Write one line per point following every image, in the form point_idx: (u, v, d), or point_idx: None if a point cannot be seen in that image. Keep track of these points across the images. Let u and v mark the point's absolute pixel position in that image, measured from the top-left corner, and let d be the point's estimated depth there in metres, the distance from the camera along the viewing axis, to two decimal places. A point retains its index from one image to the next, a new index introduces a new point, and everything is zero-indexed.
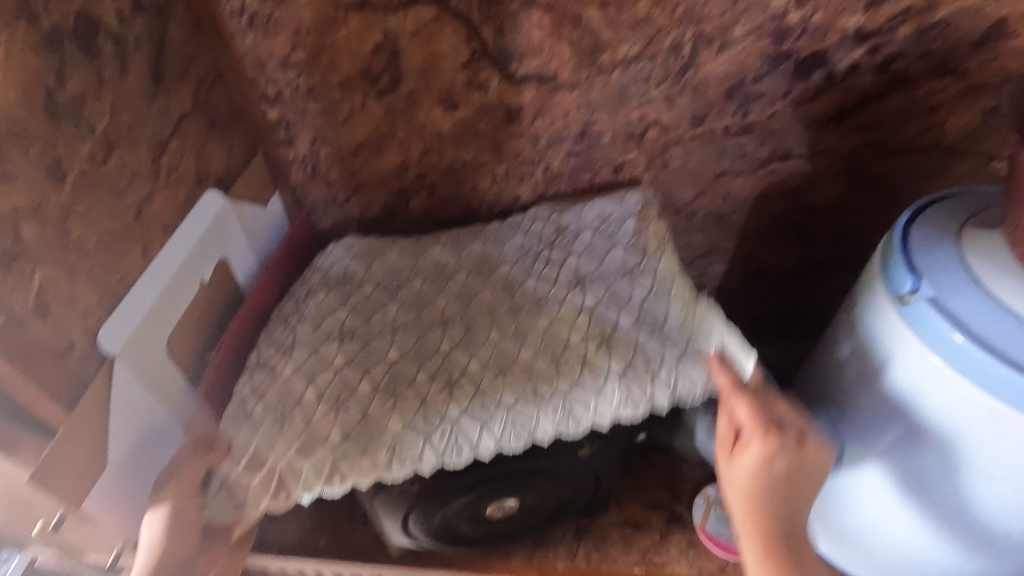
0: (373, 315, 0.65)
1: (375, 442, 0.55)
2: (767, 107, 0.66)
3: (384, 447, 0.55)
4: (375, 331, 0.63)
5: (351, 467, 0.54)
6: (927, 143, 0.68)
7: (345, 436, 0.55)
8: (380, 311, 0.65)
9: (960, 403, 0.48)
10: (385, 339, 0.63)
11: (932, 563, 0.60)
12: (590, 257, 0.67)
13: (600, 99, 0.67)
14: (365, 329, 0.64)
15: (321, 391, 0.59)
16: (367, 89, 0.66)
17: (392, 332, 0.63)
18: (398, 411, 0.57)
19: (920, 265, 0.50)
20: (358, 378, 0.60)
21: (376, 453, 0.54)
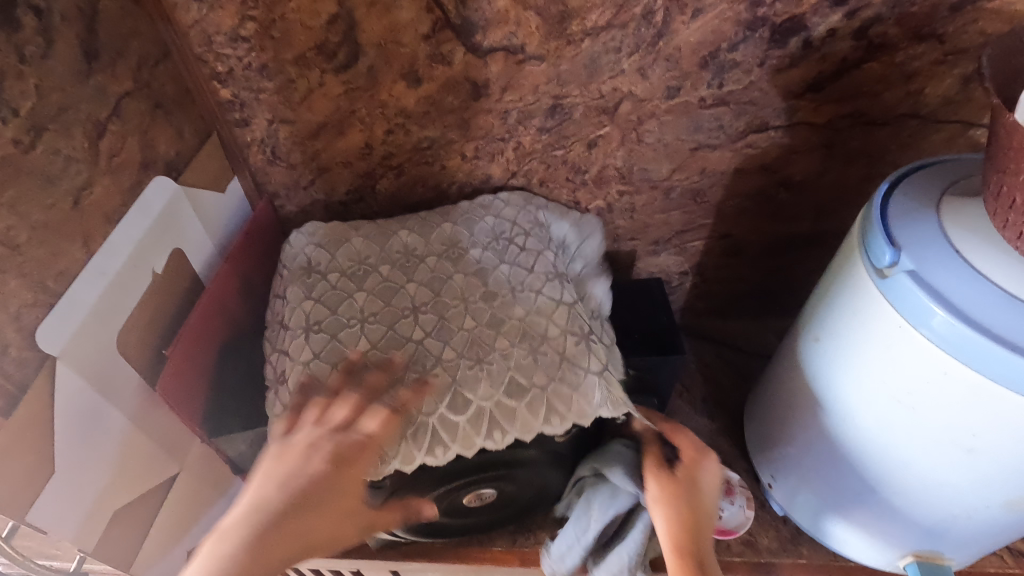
0: (339, 305, 0.62)
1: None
2: (743, 77, 0.64)
3: None
4: (343, 322, 0.60)
5: None
6: (905, 111, 0.66)
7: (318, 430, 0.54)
8: (347, 301, 0.62)
9: (939, 376, 0.47)
10: (355, 329, 0.60)
11: (911, 533, 0.60)
12: (560, 255, 0.68)
13: (570, 71, 0.64)
14: (333, 319, 0.60)
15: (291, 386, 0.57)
16: (325, 64, 0.62)
17: (361, 322, 0.60)
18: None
19: (899, 237, 0.49)
20: (329, 370, 0.57)
21: None
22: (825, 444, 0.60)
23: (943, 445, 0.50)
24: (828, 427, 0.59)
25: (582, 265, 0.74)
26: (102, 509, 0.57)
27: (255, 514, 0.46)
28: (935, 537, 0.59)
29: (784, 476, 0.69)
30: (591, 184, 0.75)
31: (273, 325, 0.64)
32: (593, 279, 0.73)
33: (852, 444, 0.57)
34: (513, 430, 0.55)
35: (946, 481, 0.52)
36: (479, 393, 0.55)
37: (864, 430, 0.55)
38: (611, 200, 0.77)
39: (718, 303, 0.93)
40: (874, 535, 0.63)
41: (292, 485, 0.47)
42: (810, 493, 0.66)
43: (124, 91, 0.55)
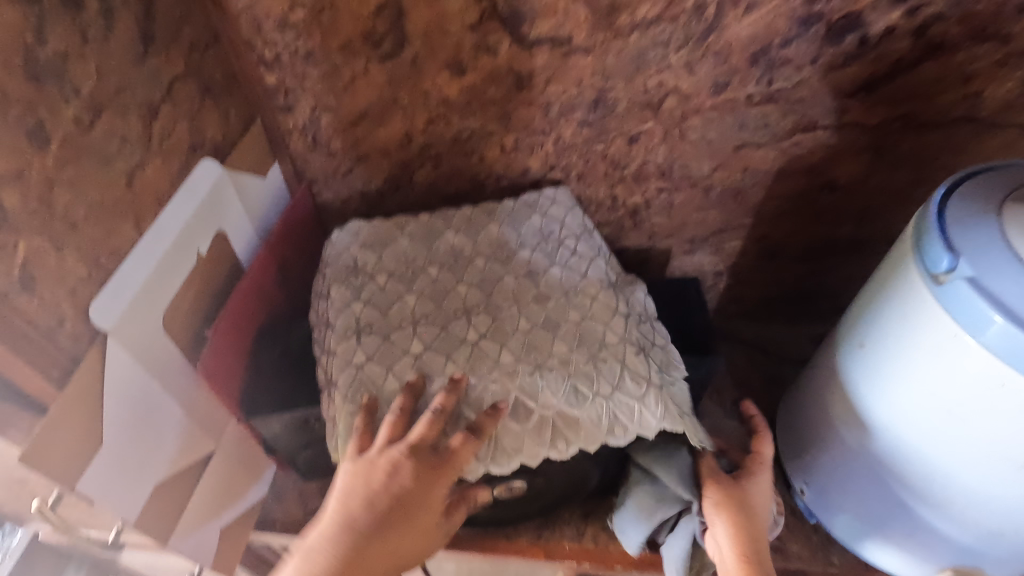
0: (390, 308, 0.62)
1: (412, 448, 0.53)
2: (794, 75, 0.62)
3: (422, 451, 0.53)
4: (393, 325, 0.60)
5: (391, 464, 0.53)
6: (961, 114, 0.64)
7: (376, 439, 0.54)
8: (397, 302, 0.62)
9: (993, 388, 0.45)
10: (406, 331, 0.59)
11: (950, 548, 0.58)
12: (611, 263, 0.67)
13: (616, 65, 0.63)
14: (384, 322, 0.60)
15: (340, 392, 0.57)
16: (370, 53, 0.63)
17: (412, 324, 0.60)
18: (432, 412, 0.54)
19: (959, 243, 0.47)
20: (384, 374, 0.57)
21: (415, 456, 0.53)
22: (864, 454, 0.59)
23: (993, 460, 0.48)
24: (869, 437, 0.58)
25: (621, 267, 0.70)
26: (146, 483, 0.59)
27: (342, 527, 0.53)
28: (976, 553, 0.57)
29: (818, 484, 0.67)
30: (630, 180, 0.75)
31: (318, 329, 0.64)
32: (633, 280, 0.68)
33: (895, 455, 0.56)
34: (577, 441, 0.54)
35: (994, 496, 0.51)
36: (541, 402, 0.54)
37: (909, 442, 0.54)
38: (648, 196, 0.77)
39: (751, 306, 0.92)
40: (913, 549, 0.61)
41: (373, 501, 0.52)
42: (845, 503, 0.65)
43: (176, 75, 0.56)
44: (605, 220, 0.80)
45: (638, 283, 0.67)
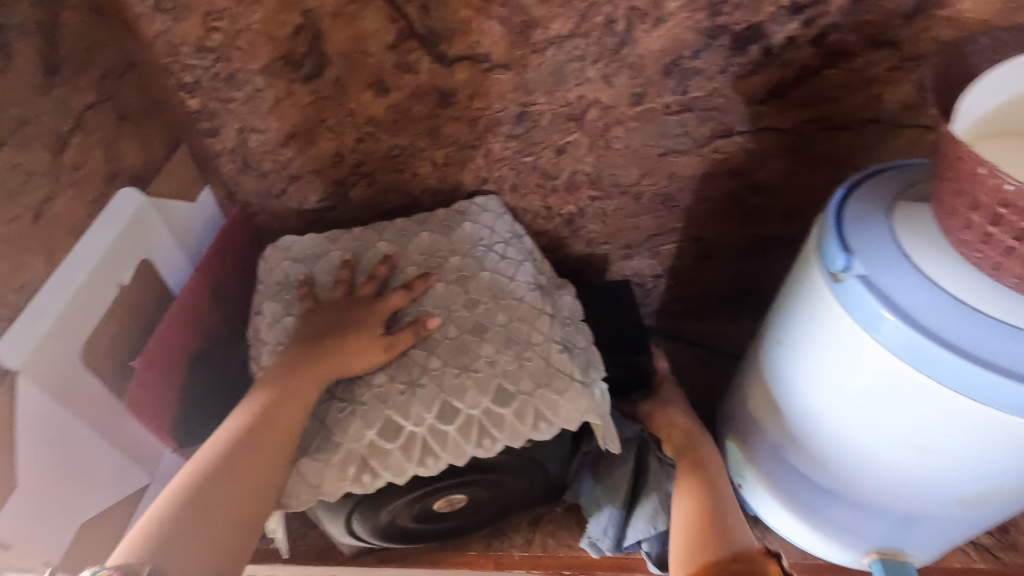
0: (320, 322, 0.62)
1: (340, 455, 0.53)
2: (706, 84, 0.65)
3: (353, 459, 0.53)
4: None
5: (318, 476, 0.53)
6: (866, 116, 0.67)
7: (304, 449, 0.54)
8: None
9: (891, 382, 0.47)
10: None
11: (874, 531, 0.61)
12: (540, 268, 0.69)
13: (536, 79, 0.64)
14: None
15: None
16: (291, 74, 0.63)
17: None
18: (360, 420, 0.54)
19: (854, 242, 0.50)
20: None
21: (344, 465, 0.53)
22: (790, 447, 0.61)
23: (897, 447, 0.51)
24: (789, 429, 0.60)
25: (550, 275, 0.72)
26: (73, 521, 0.58)
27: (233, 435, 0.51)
28: (895, 534, 0.60)
29: (754, 478, 0.69)
30: (562, 189, 0.76)
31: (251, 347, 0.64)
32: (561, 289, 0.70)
33: (812, 446, 0.58)
34: (502, 437, 0.55)
35: (902, 481, 0.53)
36: (468, 402, 0.55)
37: (821, 432, 0.56)
38: (582, 204, 0.78)
39: (694, 305, 0.94)
40: (843, 534, 0.63)
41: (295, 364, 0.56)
42: (779, 495, 0.67)
43: (87, 103, 0.56)
44: (543, 229, 0.81)
45: (567, 286, 0.71)
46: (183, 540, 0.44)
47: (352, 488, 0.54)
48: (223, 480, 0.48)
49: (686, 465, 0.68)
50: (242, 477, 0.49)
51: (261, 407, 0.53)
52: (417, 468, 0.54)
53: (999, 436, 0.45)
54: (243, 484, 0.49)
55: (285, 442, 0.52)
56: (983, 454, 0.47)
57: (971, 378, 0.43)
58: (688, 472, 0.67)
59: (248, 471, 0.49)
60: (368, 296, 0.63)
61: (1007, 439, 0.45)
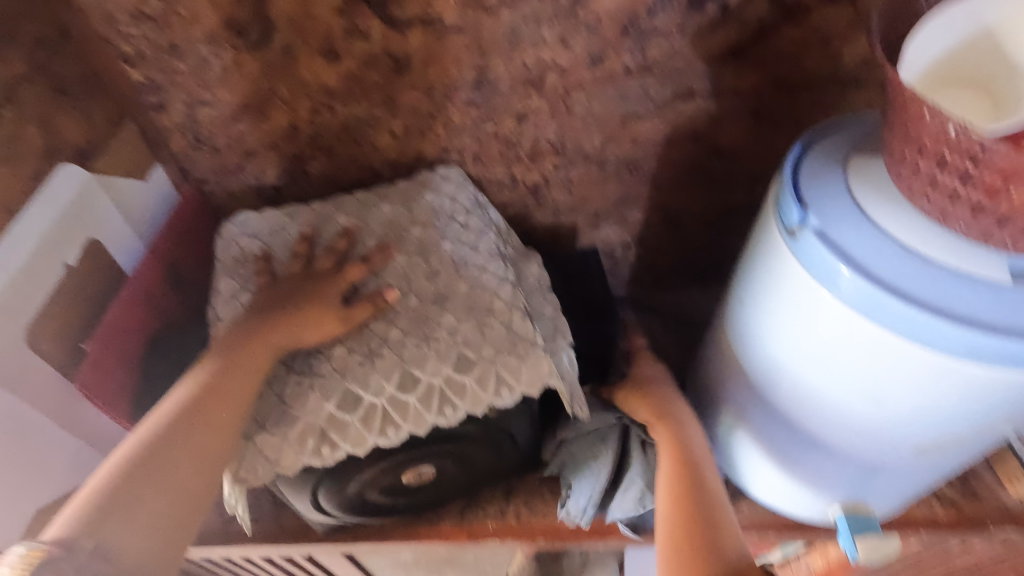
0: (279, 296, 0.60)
1: (299, 429, 0.53)
2: (665, 44, 0.64)
3: (312, 432, 0.53)
4: None
5: (276, 450, 0.52)
6: (825, 74, 0.67)
7: (264, 423, 0.53)
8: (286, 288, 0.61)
9: (846, 336, 0.47)
10: None
11: (836, 484, 0.62)
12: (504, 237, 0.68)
13: (491, 43, 0.63)
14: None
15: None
16: (237, 43, 0.60)
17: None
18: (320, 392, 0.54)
19: (808, 197, 0.49)
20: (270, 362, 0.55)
21: (303, 438, 0.53)
22: (754, 405, 0.62)
23: (851, 399, 0.51)
24: (751, 386, 0.61)
25: (515, 245, 0.72)
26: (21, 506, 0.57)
27: (176, 411, 0.50)
28: (856, 485, 0.61)
29: (722, 440, 0.71)
30: (526, 158, 0.75)
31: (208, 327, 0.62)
32: (526, 259, 0.69)
33: (773, 401, 0.59)
34: (463, 405, 0.54)
35: (858, 432, 0.54)
36: (427, 370, 0.55)
37: (780, 388, 0.57)
38: (546, 173, 0.77)
39: (664, 274, 0.93)
40: (808, 490, 0.65)
41: (243, 336, 0.55)
42: (746, 454, 0.68)
43: (18, 75, 0.53)
44: (509, 200, 0.80)
45: (533, 256, 0.70)
46: (122, 513, 0.44)
47: (313, 462, 0.53)
48: (164, 455, 0.47)
49: (670, 455, 0.64)
50: (189, 448, 0.49)
51: (208, 381, 0.52)
52: (377, 440, 0.53)
53: (949, 386, 0.45)
54: (187, 459, 0.48)
55: (231, 419, 0.51)
56: (935, 403, 0.47)
57: (917, 326, 0.43)
58: (673, 464, 0.63)
59: (192, 447, 0.49)
60: (327, 269, 0.62)
61: (956, 387, 0.45)
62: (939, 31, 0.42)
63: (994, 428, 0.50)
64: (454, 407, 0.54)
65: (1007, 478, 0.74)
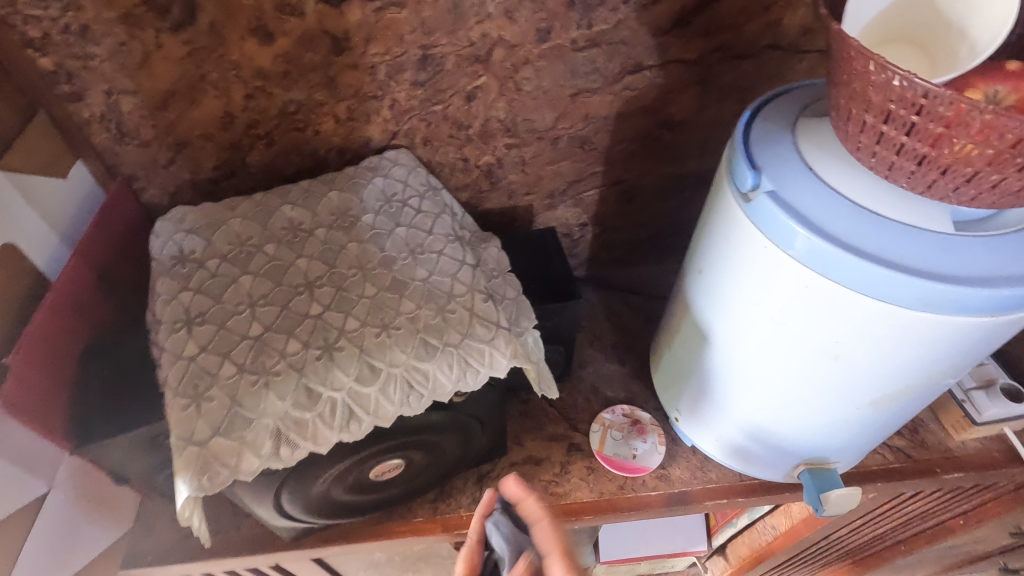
0: (223, 292, 0.56)
1: (254, 431, 0.49)
2: (611, 16, 0.63)
3: (267, 433, 0.49)
4: (229, 310, 0.55)
5: (228, 460, 0.48)
6: (766, 43, 0.68)
7: (214, 430, 0.48)
8: (230, 286, 0.57)
9: (803, 294, 0.48)
10: (243, 315, 0.55)
11: (798, 443, 0.63)
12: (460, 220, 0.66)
13: (434, 18, 0.60)
14: (217, 309, 0.55)
15: (171, 388, 0.51)
16: (159, 23, 0.56)
17: (249, 306, 0.55)
18: (273, 390, 0.50)
19: (760, 161, 0.50)
20: (219, 362, 0.52)
21: (259, 440, 0.49)
22: (718, 373, 0.62)
23: (810, 358, 0.52)
24: (713, 354, 0.61)
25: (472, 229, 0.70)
26: None
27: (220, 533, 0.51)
28: (818, 443, 0.63)
29: (687, 411, 0.71)
30: (477, 139, 0.73)
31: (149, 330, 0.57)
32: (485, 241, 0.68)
33: (735, 366, 0.59)
34: (428, 393, 0.53)
35: (818, 390, 0.55)
36: (388, 360, 0.52)
37: (742, 353, 0.58)
38: (499, 153, 0.75)
39: (622, 251, 0.93)
40: (772, 452, 0.66)
41: None
42: (712, 423, 0.68)
43: None
44: (462, 184, 0.78)
45: (493, 238, 0.68)
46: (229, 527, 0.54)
47: (270, 465, 0.49)
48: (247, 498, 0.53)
49: None
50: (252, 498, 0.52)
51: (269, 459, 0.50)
52: (340, 434, 0.51)
53: (901, 337, 0.47)
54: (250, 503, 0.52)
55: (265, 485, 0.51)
56: (888, 354, 0.49)
57: (871, 280, 0.44)
58: None
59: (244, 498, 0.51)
60: (278, 263, 0.59)
61: (908, 336, 0.46)
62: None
63: (942, 376, 0.52)
64: (421, 396, 0.52)
65: (952, 426, 0.78)
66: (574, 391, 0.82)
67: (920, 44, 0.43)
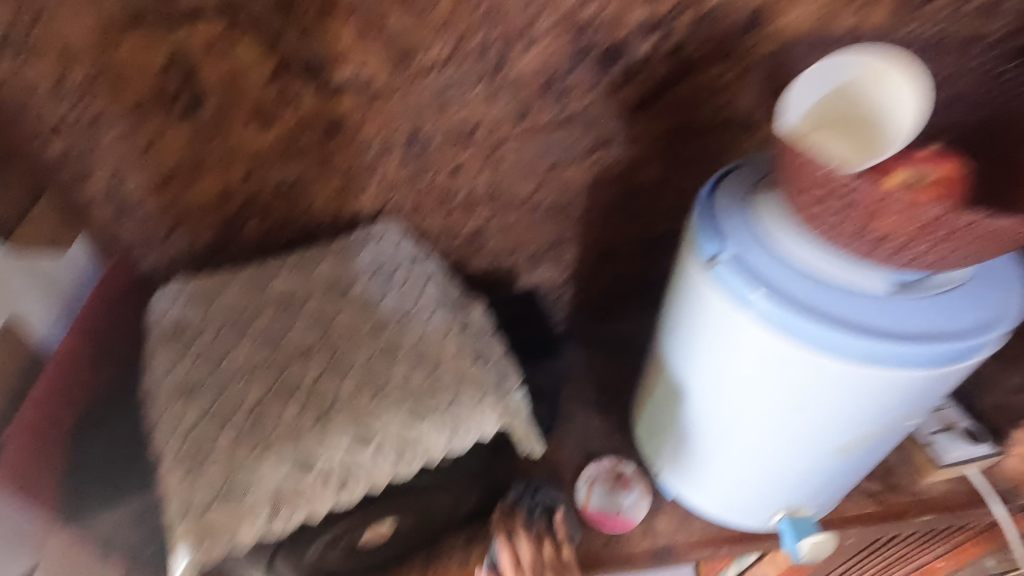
0: (220, 361, 0.59)
1: (251, 498, 0.51)
2: (582, 99, 0.70)
3: (264, 500, 0.51)
4: (225, 379, 0.58)
5: (223, 524, 0.50)
6: (723, 120, 0.75)
7: (212, 500, 0.51)
8: (226, 355, 0.59)
9: (763, 353, 0.52)
10: (240, 383, 0.57)
11: (774, 493, 0.66)
12: (447, 284, 0.69)
13: (421, 103, 0.66)
14: (214, 378, 0.58)
15: (170, 460, 0.53)
16: (166, 112, 0.61)
17: (246, 374, 0.58)
18: (271, 456, 0.52)
19: (719, 231, 0.55)
20: (216, 433, 0.54)
21: (256, 508, 0.51)
22: (693, 426, 0.65)
23: (775, 411, 0.56)
24: (687, 407, 0.65)
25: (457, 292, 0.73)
26: None
27: None
28: (791, 492, 0.66)
29: (668, 464, 0.74)
30: (461, 208, 0.78)
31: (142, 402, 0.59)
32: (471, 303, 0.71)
33: (707, 419, 0.63)
34: (418, 454, 0.55)
35: (786, 441, 0.59)
36: (381, 424, 0.55)
37: (713, 407, 0.61)
38: (482, 220, 0.80)
39: (601, 307, 0.98)
40: (749, 502, 0.69)
41: None
42: (691, 475, 0.71)
43: None
44: (447, 248, 0.82)
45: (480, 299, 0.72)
46: None
47: (267, 530, 0.51)
48: None
49: None
50: None
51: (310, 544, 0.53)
52: (334, 500, 0.53)
53: (854, 390, 0.51)
54: None
55: None
56: (844, 406, 0.53)
57: (821, 339, 0.49)
58: None
59: None
60: (274, 331, 0.62)
61: (860, 390, 0.51)
62: (819, 75, 0.48)
63: (896, 425, 0.57)
64: (411, 459, 0.55)
65: (920, 468, 0.82)
66: (559, 446, 0.84)
67: (849, 126, 0.48)
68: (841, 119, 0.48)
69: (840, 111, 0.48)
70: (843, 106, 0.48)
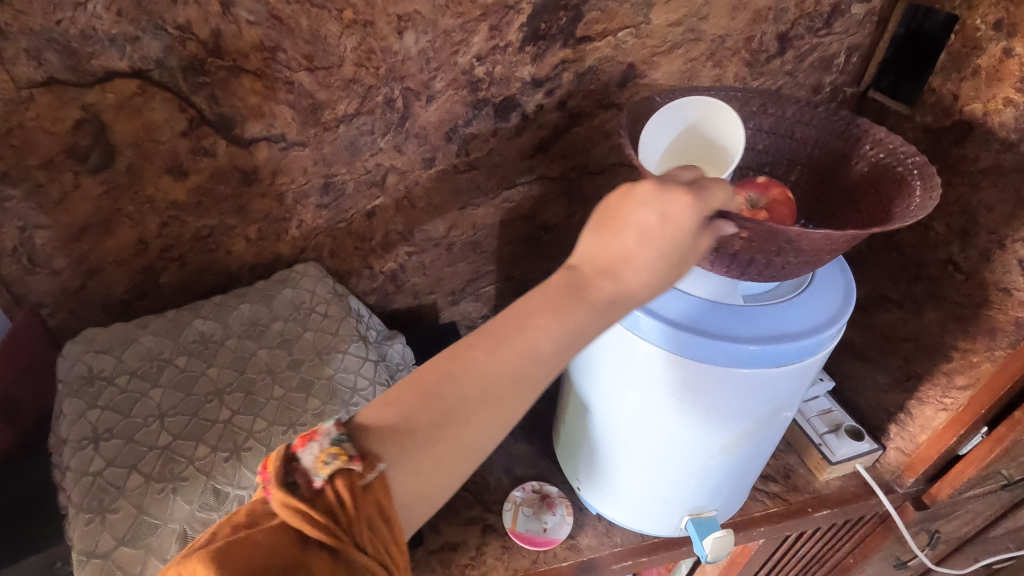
0: (132, 407, 0.59)
1: (160, 536, 0.53)
2: (483, 146, 0.77)
3: (173, 536, 0.53)
4: (138, 423, 0.58)
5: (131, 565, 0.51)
6: (613, 161, 0.84)
7: (119, 540, 0.52)
8: (139, 401, 0.60)
9: (646, 361, 0.59)
10: (152, 426, 0.58)
11: (680, 496, 0.71)
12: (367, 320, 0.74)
13: (333, 153, 0.71)
14: (126, 423, 0.58)
15: (75, 507, 0.53)
16: (77, 166, 0.63)
17: (159, 418, 0.59)
18: (181, 495, 0.55)
19: None
20: (126, 476, 0.55)
21: (165, 544, 0.52)
22: (599, 440, 0.70)
23: (664, 418, 0.62)
24: (592, 422, 0.70)
25: (376, 329, 0.75)
26: None
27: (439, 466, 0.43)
28: (694, 496, 0.71)
29: (587, 482, 0.78)
30: (379, 249, 0.82)
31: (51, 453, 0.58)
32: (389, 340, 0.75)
33: (609, 432, 0.68)
34: None
35: (680, 446, 0.64)
36: None
37: (612, 420, 0.66)
38: (401, 260, 0.85)
39: None
40: (660, 509, 0.73)
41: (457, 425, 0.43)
42: (607, 490, 0.75)
43: None
44: (369, 288, 0.86)
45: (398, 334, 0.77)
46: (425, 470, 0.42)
47: None
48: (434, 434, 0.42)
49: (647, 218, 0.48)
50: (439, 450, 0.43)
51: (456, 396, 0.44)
52: None
53: (720, 389, 0.58)
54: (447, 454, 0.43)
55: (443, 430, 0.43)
56: (716, 404, 0.60)
57: (687, 345, 0.56)
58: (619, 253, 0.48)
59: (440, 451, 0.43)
60: (190, 375, 0.63)
61: (727, 388, 0.58)
62: (681, 110, 0.59)
63: (769, 421, 0.64)
64: None
65: (815, 468, 0.89)
66: (486, 473, 0.86)
67: (698, 156, 0.60)
68: (701, 149, 0.60)
69: (694, 143, 0.60)
70: (694, 141, 0.60)
